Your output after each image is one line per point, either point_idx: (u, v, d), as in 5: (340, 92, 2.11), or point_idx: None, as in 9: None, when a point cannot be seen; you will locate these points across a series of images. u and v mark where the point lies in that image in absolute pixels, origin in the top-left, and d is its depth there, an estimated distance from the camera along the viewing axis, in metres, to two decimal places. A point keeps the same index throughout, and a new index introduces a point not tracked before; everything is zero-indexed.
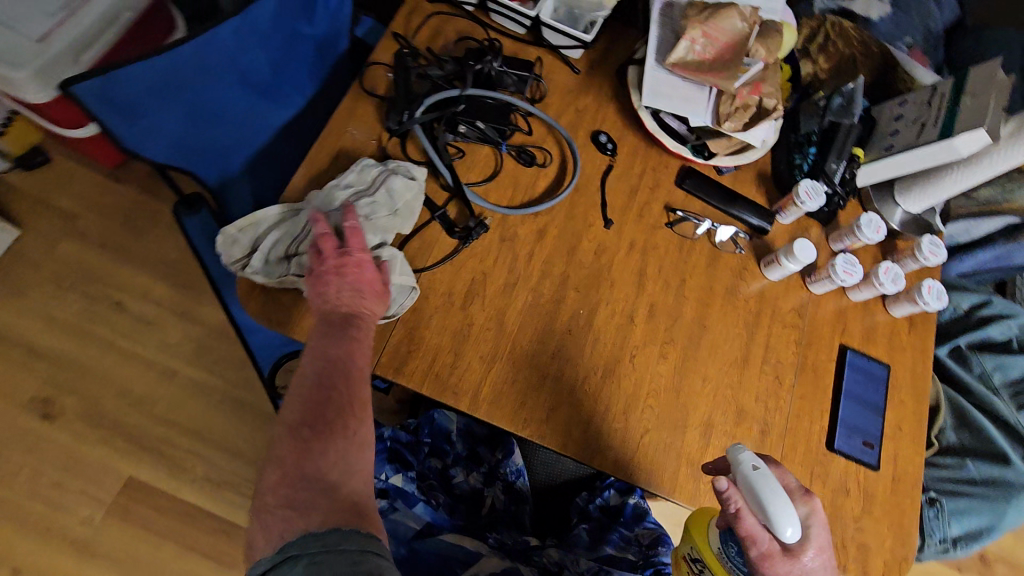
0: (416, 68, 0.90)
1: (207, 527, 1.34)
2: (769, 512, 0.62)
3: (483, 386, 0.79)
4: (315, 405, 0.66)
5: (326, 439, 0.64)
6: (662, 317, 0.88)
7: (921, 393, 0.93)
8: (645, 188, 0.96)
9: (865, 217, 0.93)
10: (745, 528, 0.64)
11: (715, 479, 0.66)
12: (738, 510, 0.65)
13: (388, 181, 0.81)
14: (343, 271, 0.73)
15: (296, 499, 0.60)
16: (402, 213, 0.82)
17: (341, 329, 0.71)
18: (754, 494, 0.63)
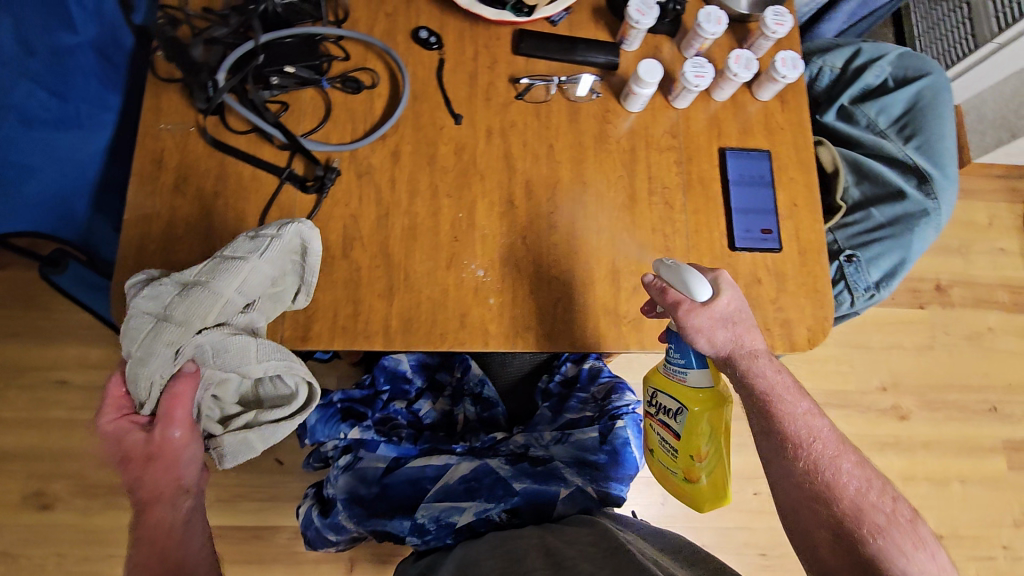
0: (200, 35, 0.82)
1: (238, 540, 1.41)
2: (682, 279, 0.74)
3: (391, 322, 0.81)
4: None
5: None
6: (541, 189, 0.88)
7: (807, 164, 0.94)
8: (484, 68, 0.92)
9: (702, 13, 0.89)
10: (671, 303, 0.76)
11: (640, 276, 0.78)
12: (663, 290, 0.77)
13: (155, 295, 0.69)
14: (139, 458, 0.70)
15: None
16: (202, 299, 0.68)
17: (150, 516, 0.69)
18: (669, 272, 0.75)
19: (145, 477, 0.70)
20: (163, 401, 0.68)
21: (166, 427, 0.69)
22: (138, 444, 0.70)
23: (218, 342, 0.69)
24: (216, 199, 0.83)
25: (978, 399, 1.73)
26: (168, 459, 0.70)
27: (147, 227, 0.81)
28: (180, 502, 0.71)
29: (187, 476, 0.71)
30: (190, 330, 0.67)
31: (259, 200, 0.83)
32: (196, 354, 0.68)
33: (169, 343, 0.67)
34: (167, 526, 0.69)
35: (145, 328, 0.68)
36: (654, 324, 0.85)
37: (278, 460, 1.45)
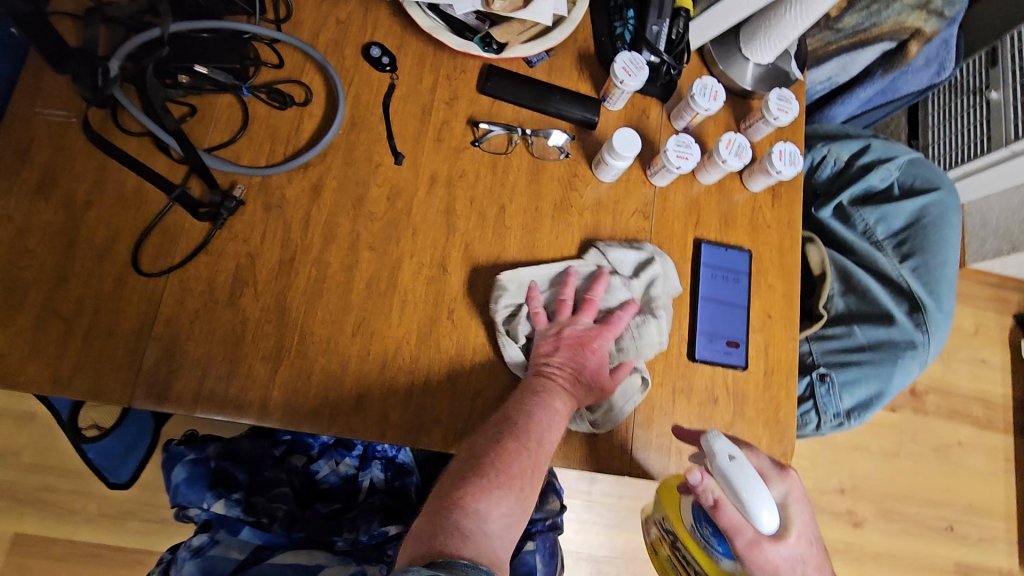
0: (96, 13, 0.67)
1: (115, 562, 1.29)
2: (742, 505, 0.60)
3: (270, 393, 0.67)
4: (507, 454, 0.62)
5: (500, 486, 0.59)
6: (481, 255, 0.75)
7: (791, 272, 0.83)
8: (440, 103, 0.79)
9: (698, 83, 0.77)
10: (725, 517, 0.63)
11: (687, 474, 0.63)
12: (716, 502, 0.63)
13: (624, 252, 0.77)
14: (580, 349, 0.70)
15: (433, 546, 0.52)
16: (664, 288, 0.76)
17: (547, 396, 0.67)
18: (723, 481, 0.61)
19: (551, 357, 0.70)
20: (612, 314, 0.73)
21: (606, 339, 0.71)
22: (584, 331, 0.71)
23: (654, 335, 0.73)
24: (87, 210, 0.69)
25: (937, 516, 1.64)
26: (598, 368, 0.70)
27: None
28: (555, 400, 0.67)
29: (568, 391, 0.69)
30: (644, 279, 0.75)
31: (139, 219, 0.70)
32: (606, 286, 0.74)
33: (644, 277, 0.75)
34: (550, 400, 0.67)
35: (621, 273, 0.76)
36: (585, 435, 0.72)
37: None
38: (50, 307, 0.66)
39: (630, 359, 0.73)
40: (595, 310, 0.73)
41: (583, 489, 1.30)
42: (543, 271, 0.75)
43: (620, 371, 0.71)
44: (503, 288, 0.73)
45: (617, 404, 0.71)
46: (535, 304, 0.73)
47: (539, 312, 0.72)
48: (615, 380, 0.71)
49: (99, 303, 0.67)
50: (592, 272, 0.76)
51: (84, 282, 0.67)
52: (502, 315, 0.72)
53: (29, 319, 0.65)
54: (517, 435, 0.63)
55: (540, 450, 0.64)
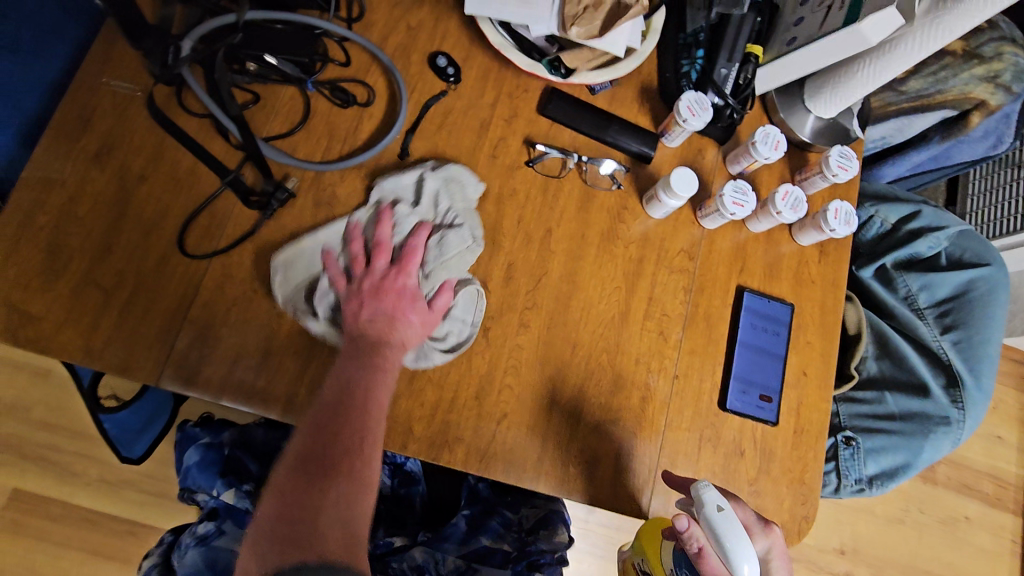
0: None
1: (109, 530, 1.29)
2: (728, 559, 0.56)
3: (299, 389, 0.66)
4: (348, 438, 0.58)
5: (348, 478, 0.56)
6: (523, 276, 0.74)
7: (831, 331, 0.81)
8: (500, 120, 0.79)
9: (761, 131, 0.77)
10: (710, 570, 0.58)
11: (674, 518, 0.59)
12: (700, 551, 0.59)
13: (399, 179, 0.73)
14: (381, 295, 0.68)
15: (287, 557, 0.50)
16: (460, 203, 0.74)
17: (368, 355, 0.64)
18: (712, 530, 0.58)
19: (358, 313, 0.67)
20: (405, 249, 0.70)
21: (409, 273, 0.69)
22: (382, 275, 0.69)
23: (457, 244, 0.72)
24: (140, 184, 0.69)
25: None
26: (409, 303, 0.68)
27: (44, 195, 0.67)
28: (378, 357, 0.64)
29: (399, 337, 0.67)
30: (438, 206, 0.73)
31: (189, 200, 0.69)
32: (434, 240, 0.72)
33: (426, 200, 0.73)
34: (386, 365, 0.64)
35: (404, 201, 0.73)
36: (606, 471, 0.71)
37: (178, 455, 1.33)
38: (91, 278, 0.66)
39: (443, 279, 0.71)
40: (388, 253, 0.70)
41: (580, 517, 1.27)
42: (327, 234, 0.70)
43: (437, 298, 0.69)
44: (277, 272, 0.67)
45: (449, 322, 0.71)
46: (329, 270, 0.68)
47: (337, 276, 0.68)
48: (437, 308, 0.69)
49: (140, 279, 0.66)
50: (373, 215, 0.72)
51: (127, 256, 0.67)
52: (288, 295, 0.68)
53: (69, 287, 0.65)
54: (355, 410, 0.60)
55: (381, 417, 0.61)
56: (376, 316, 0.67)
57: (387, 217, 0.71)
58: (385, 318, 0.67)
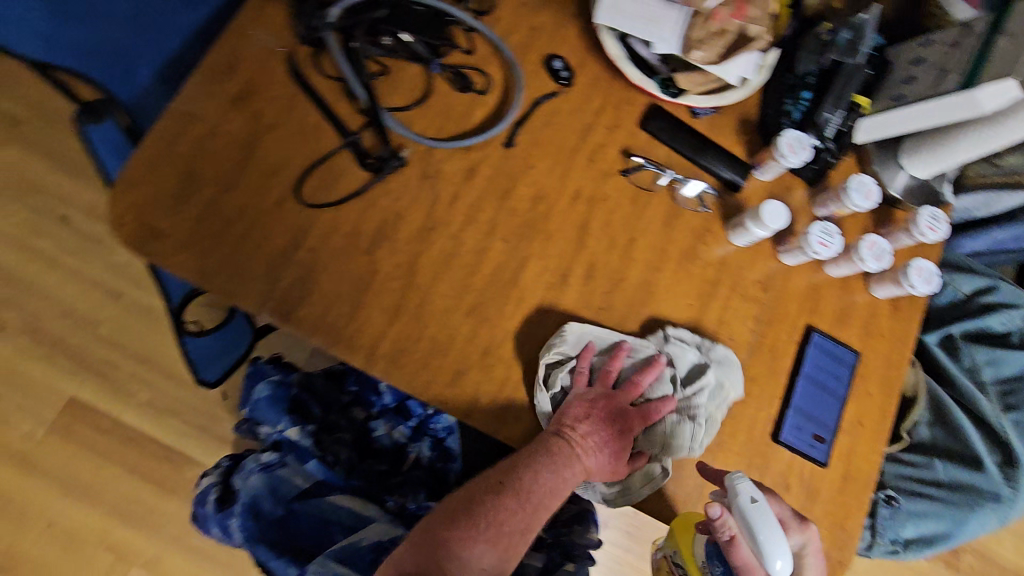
0: None
1: (150, 453, 1.36)
2: (758, 549, 0.63)
3: (382, 341, 0.71)
4: (505, 510, 0.65)
5: (486, 541, 0.62)
6: (602, 277, 0.77)
7: (893, 386, 0.82)
8: (602, 127, 0.82)
9: (856, 180, 0.78)
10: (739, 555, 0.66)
11: (708, 505, 0.66)
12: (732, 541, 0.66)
13: (681, 348, 0.75)
14: (613, 415, 0.71)
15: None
16: (727, 384, 0.74)
17: (561, 464, 0.67)
18: (744, 524, 0.64)
19: (580, 420, 0.69)
20: (660, 399, 0.72)
21: (637, 425, 0.71)
22: (618, 408, 0.71)
23: (727, 387, 0.74)
24: (269, 130, 0.74)
25: None
26: (628, 431, 0.71)
27: (185, 127, 0.73)
28: (568, 466, 0.67)
29: (584, 457, 0.68)
30: (696, 386, 0.73)
31: (310, 152, 0.75)
32: (666, 375, 0.73)
33: (693, 386, 0.73)
34: (563, 467, 0.66)
35: (676, 371, 0.74)
36: (652, 477, 0.73)
37: (223, 395, 1.39)
38: (215, 207, 0.71)
39: (648, 451, 0.72)
40: (637, 394, 0.72)
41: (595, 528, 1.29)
42: (603, 335, 0.74)
43: (636, 461, 0.71)
44: (562, 341, 0.73)
45: (678, 440, 0.72)
46: (582, 363, 0.72)
47: (583, 374, 0.72)
48: (626, 467, 0.71)
49: (257, 216, 0.72)
50: (646, 357, 0.74)
51: (249, 193, 0.72)
52: (549, 359, 0.72)
53: (195, 211, 0.71)
54: (518, 494, 0.65)
55: (536, 513, 0.66)
56: (603, 435, 0.69)
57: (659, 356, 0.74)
58: (603, 438, 0.69)
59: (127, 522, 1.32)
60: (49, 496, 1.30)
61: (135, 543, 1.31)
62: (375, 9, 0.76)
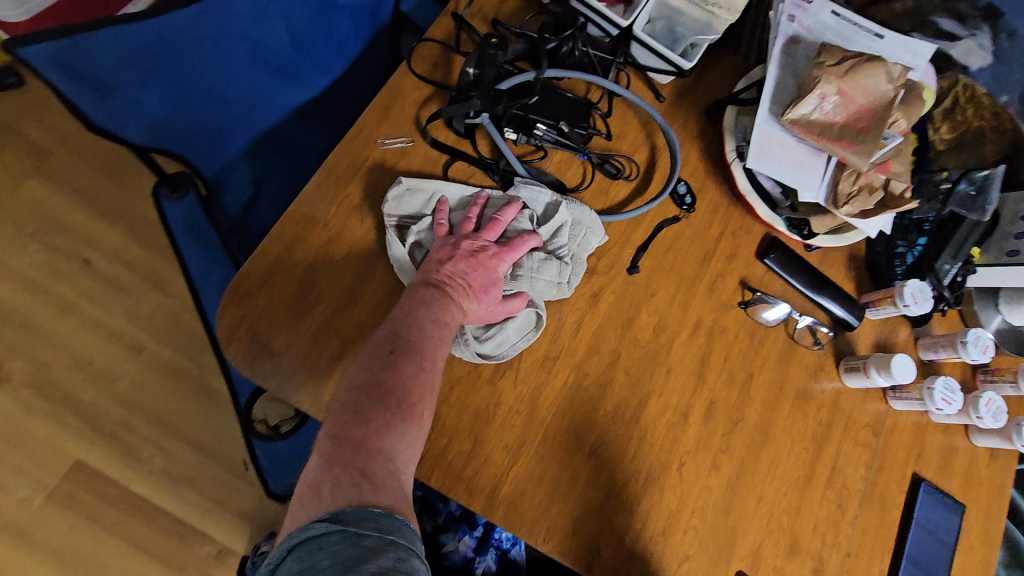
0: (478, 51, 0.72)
1: (158, 527, 1.23)
2: None
3: (503, 484, 0.66)
4: (407, 379, 0.56)
5: (401, 416, 0.54)
6: (721, 417, 0.75)
7: (993, 540, 0.82)
8: (721, 256, 0.80)
9: (973, 333, 0.78)
10: None
11: None
12: None
13: (536, 190, 0.72)
14: (475, 259, 0.65)
15: (348, 482, 0.48)
16: (576, 240, 0.73)
17: (441, 307, 0.62)
18: None
19: (443, 264, 0.64)
20: (517, 239, 0.68)
21: (505, 262, 0.67)
22: (483, 247, 0.66)
23: (591, 239, 0.73)
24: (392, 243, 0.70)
25: None
26: (493, 284, 0.66)
27: (306, 233, 0.68)
28: (444, 311, 0.62)
29: (461, 302, 0.63)
30: (552, 224, 0.71)
31: None
32: (518, 217, 0.70)
33: (551, 224, 0.71)
34: (449, 324, 0.62)
35: (533, 211, 0.72)
36: None
37: (246, 464, 1.29)
38: (332, 327, 0.66)
39: (526, 289, 0.69)
40: (500, 232, 0.68)
41: None
42: (452, 190, 0.71)
43: (512, 300, 0.67)
44: (400, 190, 0.69)
45: (548, 275, 0.69)
46: (438, 217, 0.69)
47: (443, 223, 0.68)
48: (506, 308, 0.67)
49: None
50: (504, 198, 0.72)
51: (370, 310, 0.68)
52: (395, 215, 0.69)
53: (313, 328, 0.66)
54: (417, 355, 0.58)
55: (437, 369, 0.59)
56: (462, 269, 0.64)
57: (517, 203, 0.70)
58: (466, 276, 0.64)
59: None
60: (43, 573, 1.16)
61: None
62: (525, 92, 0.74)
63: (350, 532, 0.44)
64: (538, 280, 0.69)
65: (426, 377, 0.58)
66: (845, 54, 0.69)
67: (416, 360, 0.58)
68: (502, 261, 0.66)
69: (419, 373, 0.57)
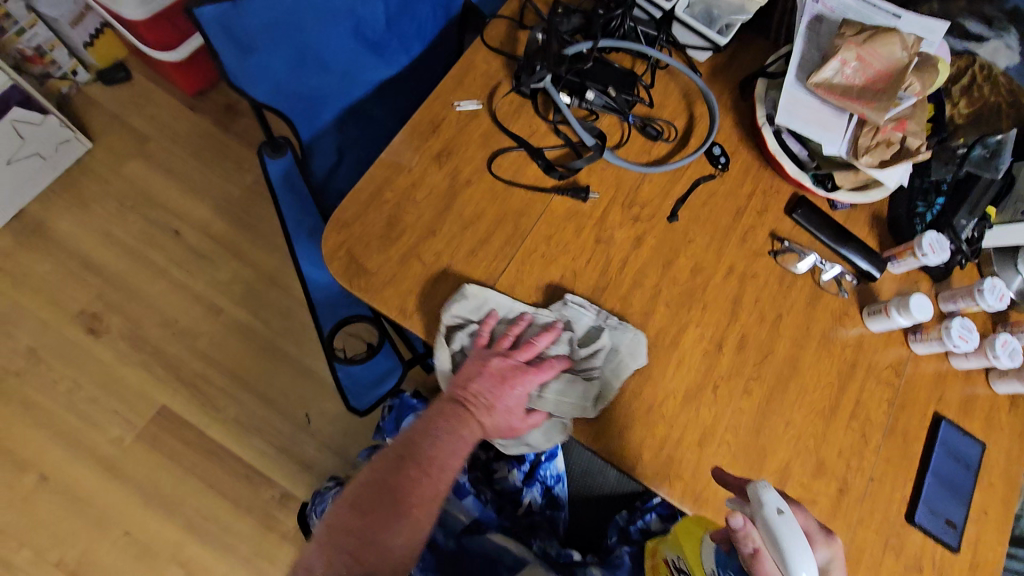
0: (543, 25, 0.85)
1: (229, 470, 1.36)
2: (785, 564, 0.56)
3: (557, 392, 0.76)
4: (410, 482, 0.71)
5: (399, 513, 0.69)
6: (752, 350, 0.83)
7: (1014, 481, 0.87)
8: (752, 210, 0.89)
9: (989, 282, 0.85)
10: (762, 570, 0.59)
11: (731, 514, 0.60)
12: (756, 551, 0.59)
13: (580, 312, 0.78)
14: (504, 382, 0.73)
15: (339, 562, 0.65)
16: (609, 362, 0.77)
17: (457, 422, 0.74)
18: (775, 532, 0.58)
19: (474, 380, 0.73)
20: (546, 363, 0.74)
21: (532, 384, 0.73)
22: (512, 367, 0.73)
23: (626, 357, 0.77)
24: (465, 187, 0.82)
25: None
26: (513, 406, 0.74)
27: (394, 176, 0.80)
28: (461, 425, 0.73)
29: (478, 420, 0.74)
30: (590, 347, 0.77)
31: (498, 212, 0.81)
32: (554, 340, 0.76)
33: (588, 347, 0.77)
34: (461, 441, 0.74)
35: (573, 333, 0.78)
36: None
37: (307, 419, 1.41)
38: (415, 252, 0.78)
39: (545, 408, 0.76)
40: (533, 354, 0.74)
41: None
42: (504, 303, 0.77)
43: (528, 417, 0.75)
44: (462, 296, 0.76)
45: (572, 397, 0.75)
46: (483, 329, 0.76)
47: (484, 337, 0.75)
48: (523, 423, 0.75)
49: (454, 263, 0.78)
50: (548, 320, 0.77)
51: (447, 241, 0.79)
52: (449, 320, 0.75)
53: (399, 253, 0.78)
54: (427, 466, 0.73)
55: (442, 476, 0.73)
56: (486, 390, 0.73)
57: (556, 330, 0.76)
58: (490, 395, 0.73)
59: (199, 538, 1.31)
60: (130, 504, 1.30)
61: (205, 561, 1.30)
62: (581, 61, 0.86)
63: None
64: (567, 389, 0.75)
65: (427, 483, 0.72)
66: (863, 27, 0.79)
67: (417, 463, 0.73)
68: (531, 386, 0.73)
69: (421, 477, 0.72)
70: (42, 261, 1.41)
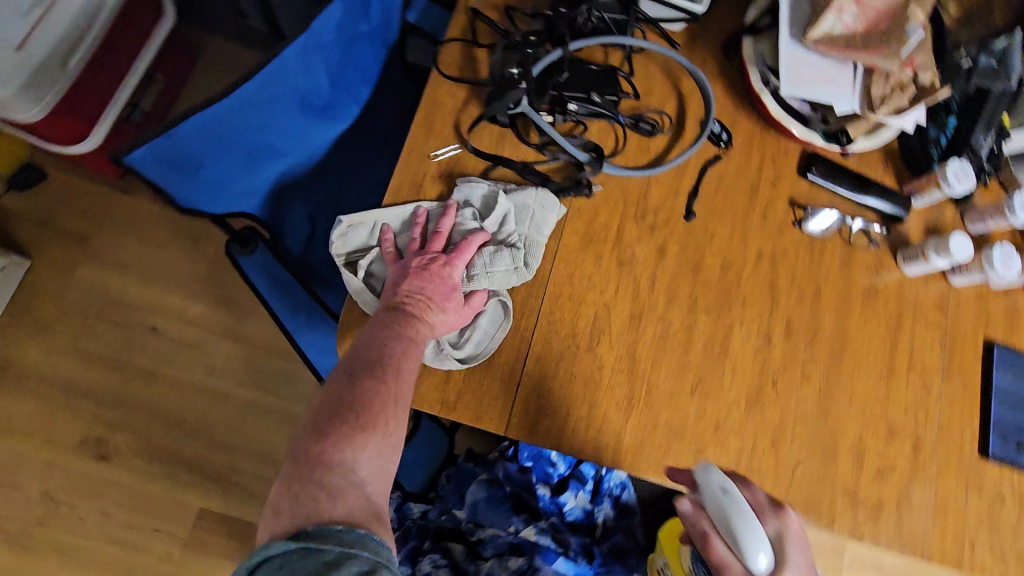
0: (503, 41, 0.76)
1: None
2: (733, 541, 0.59)
3: (624, 437, 0.72)
4: (368, 394, 0.61)
5: (362, 428, 0.59)
6: (801, 333, 0.80)
7: None
8: (766, 182, 0.84)
9: (1018, 197, 0.82)
10: (715, 551, 0.62)
11: (676, 501, 0.64)
12: (705, 532, 0.63)
13: (471, 185, 0.74)
14: (425, 274, 0.68)
15: (304, 503, 0.54)
16: (528, 224, 0.74)
17: (401, 326, 0.65)
18: (717, 514, 0.60)
19: (399, 285, 0.68)
20: (461, 242, 0.70)
21: (456, 266, 0.70)
22: (430, 260, 0.69)
23: (545, 216, 0.74)
24: None
25: None
26: (450, 293, 0.69)
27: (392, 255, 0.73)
28: (407, 329, 0.65)
29: (424, 318, 0.67)
30: (495, 215, 0.73)
31: None
32: (456, 219, 0.72)
33: (494, 216, 0.73)
34: (414, 341, 0.65)
35: (474, 208, 0.73)
36: (891, 514, 0.76)
37: None
38: None
39: (484, 286, 0.71)
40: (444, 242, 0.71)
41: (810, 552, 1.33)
42: (392, 213, 0.73)
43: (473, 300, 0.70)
44: (341, 228, 0.72)
45: (505, 267, 0.71)
46: (386, 247, 0.72)
47: (390, 250, 0.71)
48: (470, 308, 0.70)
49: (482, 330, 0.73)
50: (442, 206, 0.74)
51: None
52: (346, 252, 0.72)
53: None
54: (382, 369, 0.62)
55: (402, 382, 0.63)
56: (415, 288, 0.68)
57: (452, 208, 0.72)
58: (420, 291, 0.68)
59: None
60: None
61: None
62: (555, 72, 0.77)
63: (309, 547, 0.50)
64: (501, 265, 0.71)
65: (389, 390, 0.62)
66: None
67: (371, 369, 0.62)
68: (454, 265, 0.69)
69: (381, 386, 0.62)
70: (22, 400, 1.30)
